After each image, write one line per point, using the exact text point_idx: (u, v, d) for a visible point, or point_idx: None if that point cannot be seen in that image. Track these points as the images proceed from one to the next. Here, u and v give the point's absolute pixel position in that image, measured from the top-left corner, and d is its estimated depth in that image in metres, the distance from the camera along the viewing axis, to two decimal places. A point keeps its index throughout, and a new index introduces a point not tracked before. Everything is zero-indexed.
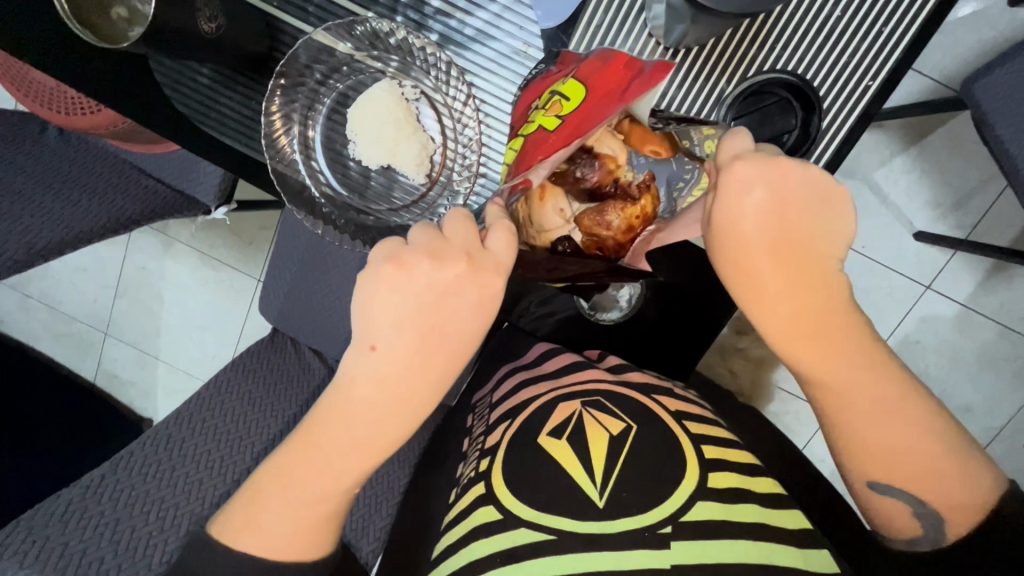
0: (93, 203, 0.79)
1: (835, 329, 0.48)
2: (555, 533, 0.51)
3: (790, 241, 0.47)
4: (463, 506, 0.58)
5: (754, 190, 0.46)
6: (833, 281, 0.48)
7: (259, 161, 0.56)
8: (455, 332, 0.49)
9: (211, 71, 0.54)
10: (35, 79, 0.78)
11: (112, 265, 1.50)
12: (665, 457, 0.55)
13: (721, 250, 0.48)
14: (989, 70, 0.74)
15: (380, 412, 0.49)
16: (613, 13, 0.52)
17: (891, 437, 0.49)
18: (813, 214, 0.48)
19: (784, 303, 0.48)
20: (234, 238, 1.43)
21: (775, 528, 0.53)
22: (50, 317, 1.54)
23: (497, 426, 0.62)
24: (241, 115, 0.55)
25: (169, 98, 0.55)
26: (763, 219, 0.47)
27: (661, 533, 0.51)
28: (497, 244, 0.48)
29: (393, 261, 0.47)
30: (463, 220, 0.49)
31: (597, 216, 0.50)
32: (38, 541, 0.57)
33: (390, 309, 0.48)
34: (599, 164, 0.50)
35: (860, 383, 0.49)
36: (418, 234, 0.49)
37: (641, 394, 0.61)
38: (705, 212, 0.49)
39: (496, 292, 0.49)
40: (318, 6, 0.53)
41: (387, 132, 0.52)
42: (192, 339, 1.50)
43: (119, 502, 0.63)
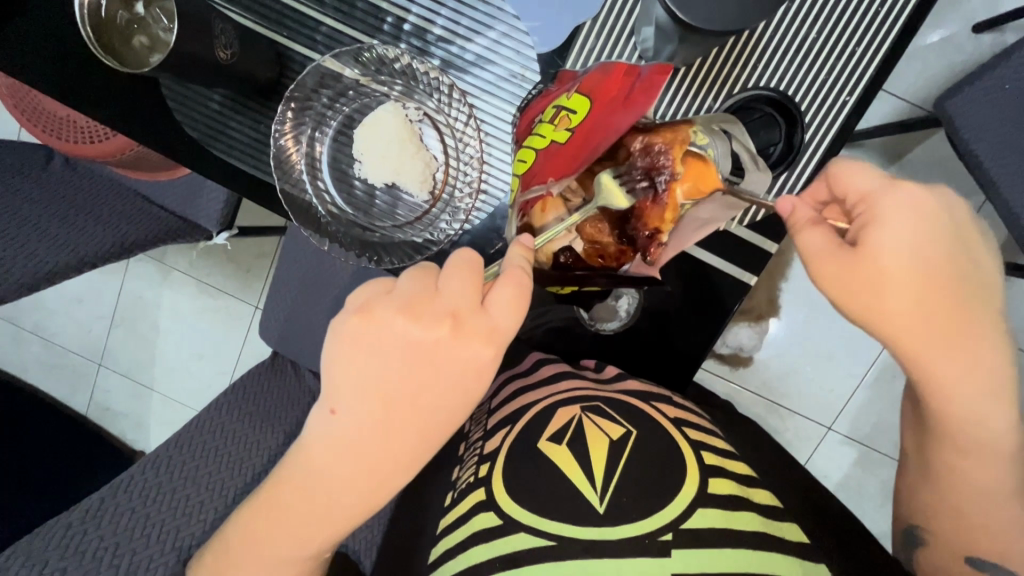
0: (97, 227, 0.81)
1: (969, 363, 0.50)
2: (556, 538, 0.52)
3: (934, 274, 0.48)
4: (463, 512, 0.57)
5: (888, 222, 0.47)
6: (960, 307, 0.49)
7: (266, 182, 0.58)
8: (433, 402, 0.48)
9: (221, 97, 0.57)
10: (46, 110, 0.80)
11: (108, 295, 1.50)
12: (666, 463, 0.56)
13: (863, 285, 0.48)
14: (960, 89, 0.77)
15: (371, 448, 0.49)
16: (604, 38, 0.55)
17: (979, 461, 0.54)
18: (955, 248, 0.49)
19: (925, 336, 0.49)
20: (231, 265, 1.44)
21: (773, 536, 0.54)
22: (45, 348, 1.53)
23: (495, 432, 0.62)
24: (251, 138, 0.57)
25: (181, 124, 0.57)
26: (902, 258, 0.47)
27: (662, 540, 0.51)
28: (498, 304, 0.47)
29: (361, 312, 0.48)
30: (461, 268, 0.49)
31: (616, 228, 0.49)
32: (37, 567, 0.57)
33: (362, 367, 0.48)
34: (668, 193, 0.47)
35: (964, 396, 0.51)
36: (407, 281, 0.49)
37: (642, 401, 0.61)
38: (834, 245, 0.49)
39: (479, 358, 0.48)
40: (325, 35, 0.55)
41: (391, 152, 0.54)
42: (188, 368, 1.50)
43: (120, 525, 0.62)
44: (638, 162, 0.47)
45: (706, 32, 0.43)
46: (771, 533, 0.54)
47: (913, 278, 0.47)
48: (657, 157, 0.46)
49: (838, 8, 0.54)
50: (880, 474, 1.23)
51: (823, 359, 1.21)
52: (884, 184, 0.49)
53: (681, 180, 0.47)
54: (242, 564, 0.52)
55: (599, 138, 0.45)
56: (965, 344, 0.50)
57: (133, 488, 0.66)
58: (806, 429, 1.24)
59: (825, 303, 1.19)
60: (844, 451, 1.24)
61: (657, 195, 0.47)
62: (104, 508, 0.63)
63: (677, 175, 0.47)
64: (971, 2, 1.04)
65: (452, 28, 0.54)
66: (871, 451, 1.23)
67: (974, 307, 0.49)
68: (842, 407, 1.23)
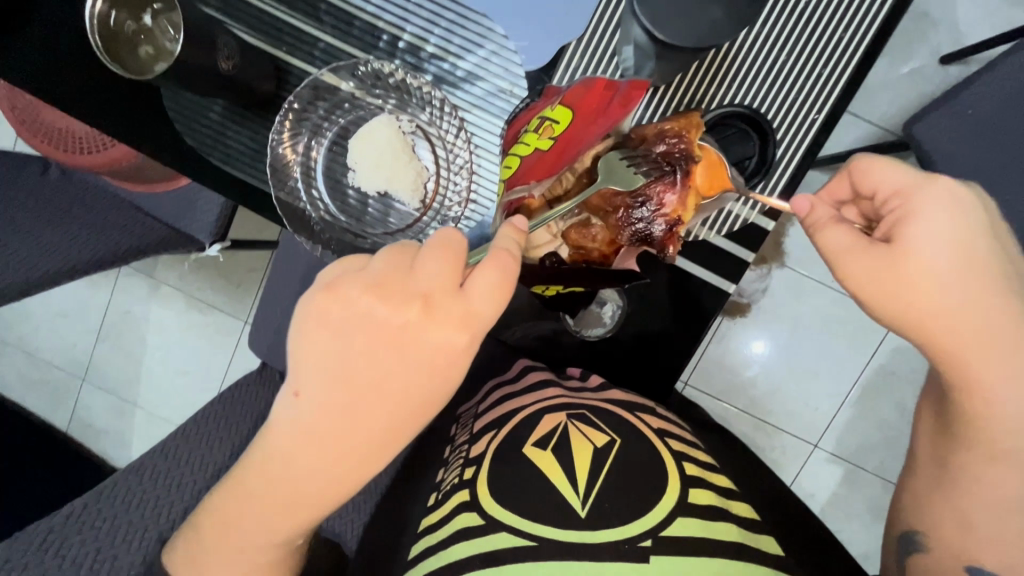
0: (91, 237, 0.82)
1: (998, 360, 0.51)
2: (536, 540, 0.52)
3: (969, 264, 0.49)
4: (445, 513, 0.58)
5: (924, 216, 0.49)
6: (998, 299, 0.50)
7: (261, 189, 0.60)
8: (402, 389, 0.48)
9: (221, 108, 0.59)
10: (44, 120, 0.82)
11: (95, 308, 1.49)
12: (648, 472, 0.57)
13: (892, 273, 0.49)
14: (926, 114, 0.82)
15: (331, 440, 0.47)
16: (589, 57, 0.57)
17: (996, 461, 0.54)
18: (988, 244, 0.50)
19: (959, 326, 0.50)
20: (222, 280, 1.44)
21: (750, 543, 0.55)
22: (29, 363, 1.52)
23: (481, 436, 0.63)
24: (248, 148, 0.59)
25: (181, 134, 0.59)
26: (936, 247, 0.49)
27: (642, 546, 0.52)
28: (475, 288, 0.47)
29: (328, 290, 0.47)
30: (434, 253, 0.47)
31: (632, 216, 0.50)
32: (15, 570, 0.56)
33: (328, 349, 0.47)
34: (688, 176, 0.50)
35: (994, 389, 0.52)
36: (379, 261, 0.48)
37: (628, 411, 0.62)
38: (859, 237, 0.51)
39: (448, 343, 0.47)
40: (323, 51, 0.58)
41: (385, 161, 0.56)
42: (173, 384, 1.48)
43: (102, 531, 0.61)
44: (657, 147, 0.51)
45: (680, 49, 0.46)
46: (750, 542, 0.55)
47: (953, 271, 0.48)
48: (676, 143, 0.51)
49: (805, 34, 0.58)
50: (865, 492, 1.24)
51: (806, 377, 1.24)
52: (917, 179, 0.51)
53: (700, 165, 0.50)
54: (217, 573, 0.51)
55: (580, 147, 0.49)
56: (1003, 337, 0.50)
57: (116, 494, 0.65)
58: (791, 446, 1.26)
59: (807, 321, 1.22)
60: (829, 469, 1.25)
61: (676, 182, 0.50)
62: (87, 512, 0.63)
63: (696, 159, 0.50)
64: (937, 37, 1.11)
65: (444, 46, 0.57)
66: (857, 469, 1.24)
67: (1010, 302, 0.50)
68: (827, 424, 1.24)
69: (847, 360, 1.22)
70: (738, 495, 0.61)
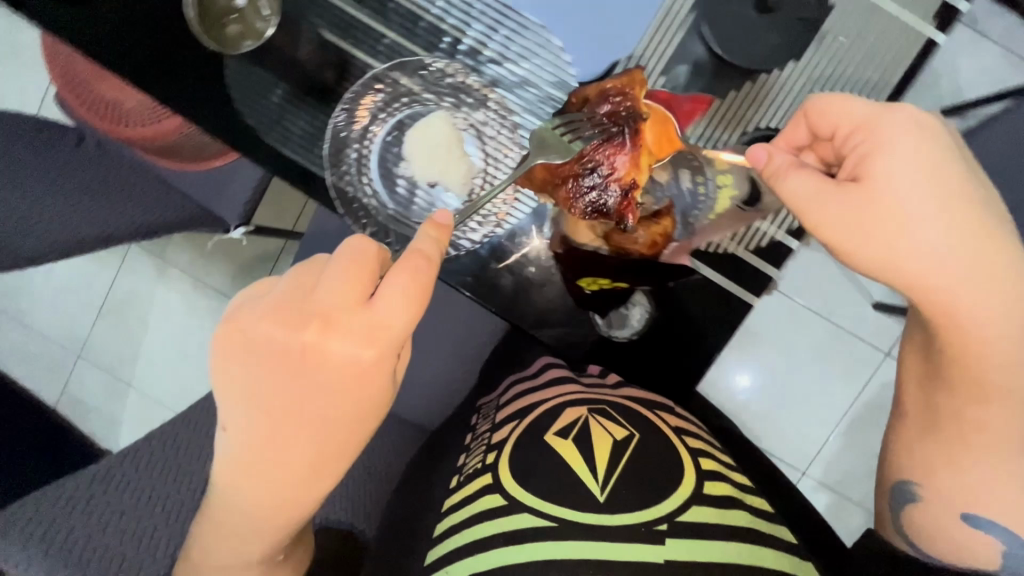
0: (126, 208, 0.83)
1: (982, 286, 0.50)
2: (556, 520, 0.55)
3: (938, 188, 0.49)
4: (468, 495, 0.61)
5: (888, 147, 0.49)
6: (976, 217, 0.49)
7: (313, 171, 0.62)
8: (321, 405, 0.49)
9: (283, 91, 0.61)
10: (97, 91, 0.85)
11: (99, 285, 1.49)
12: (666, 465, 0.60)
13: (865, 209, 0.49)
14: None
15: (269, 458, 0.50)
16: (638, 75, 0.61)
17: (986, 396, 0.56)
18: (954, 163, 0.49)
19: (943, 256, 0.49)
20: (231, 267, 1.45)
21: (762, 532, 0.58)
22: (24, 335, 1.50)
23: (504, 424, 0.67)
24: (305, 131, 0.62)
25: (240, 112, 0.61)
26: (902, 175, 0.49)
27: (657, 529, 0.55)
28: (381, 307, 0.48)
29: (232, 326, 0.49)
30: (330, 276, 0.48)
31: (584, 184, 0.57)
32: (43, 522, 0.52)
33: (242, 379, 0.49)
34: (637, 138, 0.58)
35: (976, 322, 0.52)
36: (281, 286, 0.50)
37: (646, 409, 0.66)
38: (819, 179, 0.51)
39: (359, 357, 0.48)
40: (387, 47, 0.61)
41: (438, 155, 0.60)
42: (172, 366, 1.48)
43: (126, 493, 0.60)
44: (603, 109, 0.58)
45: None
46: (762, 530, 0.58)
47: (928, 198, 0.48)
48: (622, 105, 0.57)
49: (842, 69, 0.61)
50: (850, 522, 1.27)
51: (799, 404, 1.27)
52: (872, 112, 0.51)
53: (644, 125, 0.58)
54: (242, 542, 0.52)
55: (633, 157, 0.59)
56: (988, 257, 0.50)
57: (139, 458, 0.64)
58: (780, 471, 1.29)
59: (803, 350, 1.25)
60: (816, 496, 1.28)
61: (626, 147, 0.58)
62: (114, 471, 0.61)
63: (643, 119, 0.58)
64: (941, 89, 1.18)
65: (502, 51, 0.60)
66: (844, 499, 1.27)
67: (986, 223, 0.50)
68: (815, 452, 1.28)
69: (840, 390, 1.26)
70: (753, 489, 0.65)
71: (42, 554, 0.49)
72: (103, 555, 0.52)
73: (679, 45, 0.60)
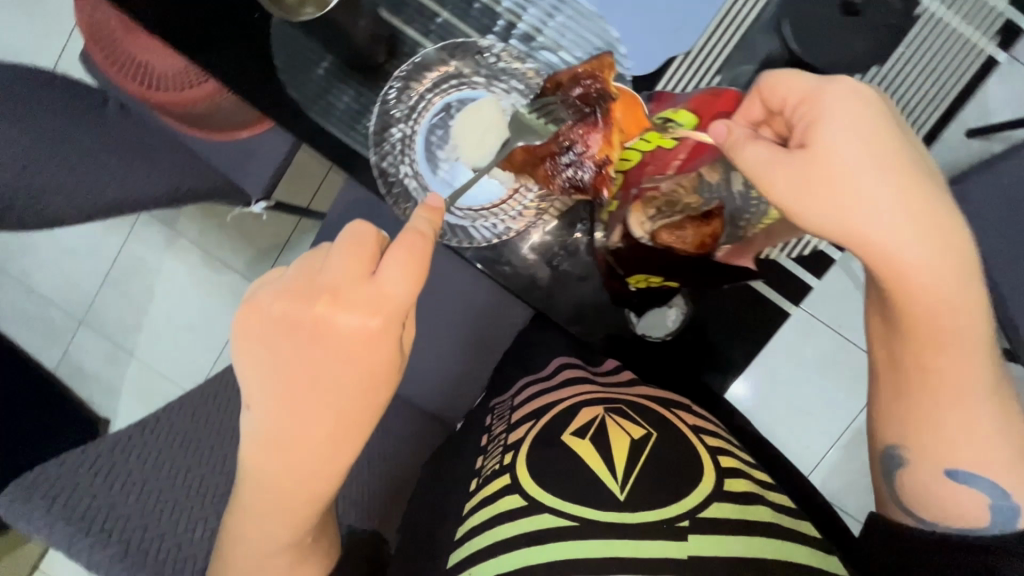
0: (152, 171, 0.80)
1: (937, 262, 0.48)
2: (578, 520, 0.54)
3: (885, 157, 0.47)
4: (488, 496, 0.61)
5: (830, 117, 0.47)
6: (914, 184, 0.47)
7: (355, 149, 0.61)
8: (338, 378, 0.49)
9: (329, 65, 0.60)
10: (127, 52, 0.82)
11: (106, 251, 1.46)
12: (685, 463, 0.60)
13: (821, 179, 0.46)
14: (965, 179, 0.87)
15: (294, 436, 0.49)
16: (692, 70, 0.58)
17: (958, 391, 0.51)
18: (895, 135, 0.48)
19: (896, 229, 0.47)
20: (242, 241, 1.43)
21: (788, 528, 0.57)
22: (25, 296, 1.47)
23: (520, 424, 0.68)
24: (349, 107, 0.60)
25: (284, 83, 0.60)
26: (851, 144, 0.46)
27: (679, 525, 0.54)
28: (387, 278, 0.47)
29: (251, 308, 0.49)
30: (342, 252, 0.48)
31: (561, 163, 0.55)
32: (66, 488, 0.51)
33: (263, 358, 0.49)
34: (609, 116, 0.53)
35: (935, 305, 0.49)
36: (294, 268, 0.50)
37: (662, 407, 0.67)
38: (773, 150, 0.47)
39: (371, 327, 0.48)
40: (439, 27, 0.59)
41: (488, 137, 0.58)
42: (175, 338, 1.46)
43: (147, 463, 0.59)
44: (574, 92, 0.54)
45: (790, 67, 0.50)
46: (786, 525, 0.57)
47: (863, 163, 0.46)
48: (591, 89, 0.53)
49: (902, 82, 0.60)
50: None
51: (804, 415, 1.27)
52: (818, 85, 0.48)
53: (616, 104, 0.53)
54: (269, 524, 0.51)
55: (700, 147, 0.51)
56: (935, 225, 0.47)
57: (159, 430, 0.63)
58: None
59: (813, 361, 1.25)
60: None
61: (596, 125, 0.53)
62: (133, 443, 0.60)
63: (614, 98, 0.54)
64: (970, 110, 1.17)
65: (557, 39, 0.59)
66: (843, 512, 1.27)
67: (933, 197, 0.48)
68: (814, 462, 1.29)
69: (846, 403, 1.26)
70: (772, 485, 0.65)
71: (67, 519, 0.48)
72: (126, 524, 0.51)
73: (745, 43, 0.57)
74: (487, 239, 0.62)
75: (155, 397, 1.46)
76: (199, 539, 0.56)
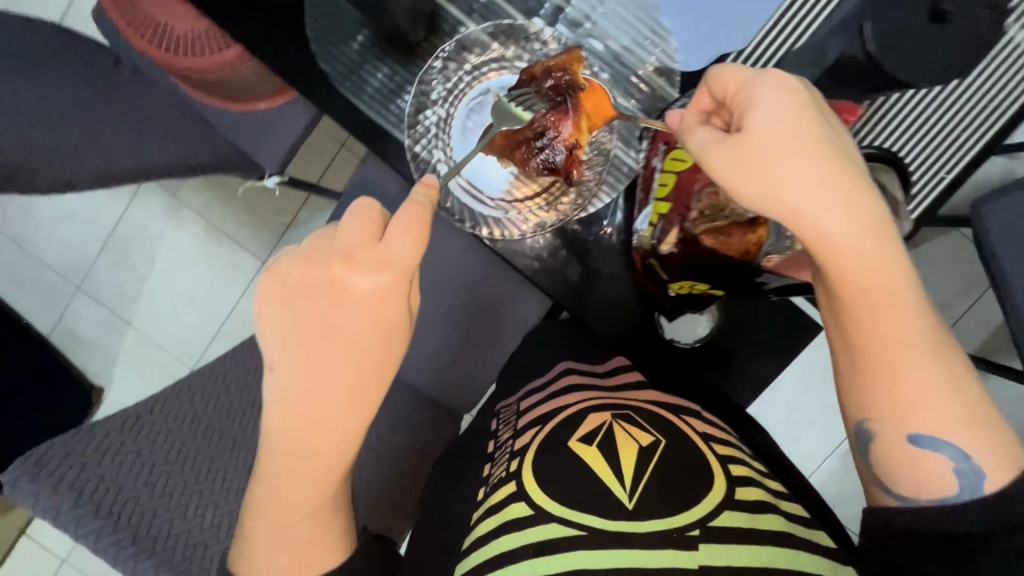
0: (163, 139, 0.77)
1: (875, 255, 0.44)
2: (585, 529, 0.52)
3: (812, 142, 0.44)
4: (495, 503, 0.59)
5: (766, 99, 0.44)
6: (841, 159, 0.44)
7: (387, 129, 0.58)
8: (353, 341, 0.47)
9: (365, 41, 0.57)
10: (145, 13, 0.78)
11: (106, 216, 1.42)
12: (694, 471, 0.57)
13: (752, 161, 0.44)
14: (997, 197, 0.85)
15: (312, 407, 0.47)
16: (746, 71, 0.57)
17: (921, 397, 0.45)
18: (829, 127, 0.45)
19: (828, 214, 0.43)
20: (247, 215, 1.39)
21: (797, 537, 0.55)
22: (20, 259, 1.43)
23: (526, 429, 0.65)
24: (383, 85, 0.58)
25: (316, 57, 0.57)
26: (782, 125, 0.43)
27: (690, 534, 0.52)
28: (394, 240, 0.46)
29: (272, 276, 0.48)
30: (355, 220, 0.48)
31: (535, 149, 0.53)
32: (73, 467, 0.49)
33: (282, 328, 0.47)
34: (580, 106, 0.52)
35: (882, 305, 0.45)
36: (310, 238, 0.49)
37: (671, 414, 0.64)
38: (713, 135, 0.45)
39: (386, 288, 0.47)
40: (483, 7, 0.57)
41: None
42: (174, 310, 1.43)
43: (155, 444, 0.56)
44: (545, 83, 0.52)
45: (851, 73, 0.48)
46: (796, 533, 0.55)
47: (792, 135, 0.44)
48: (561, 78, 0.52)
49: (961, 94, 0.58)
50: None
51: (807, 423, 1.26)
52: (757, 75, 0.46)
53: (586, 95, 0.52)
54: (286, 505, 0.49)
55: None
56: (866, 204, 0.44)
57: (168, 410, 0.61)
58: None
59: (820, 370, 1.24)
60: None
61: (568, 114, 0.52)
62: (141, 422, 0.58)
63: (584, 90, 0.52)
64: None
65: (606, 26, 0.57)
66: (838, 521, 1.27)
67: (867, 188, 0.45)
68: (813, 471, 1.28)
69: None
70: (785, 494, 0.62)
71: (75, 501, 0.46)
72: (135, 507, 0.49)
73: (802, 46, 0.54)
74: (522, 233, 0.61)
75: (149, 369, 1.43)
76: (208, 525, 0.54)
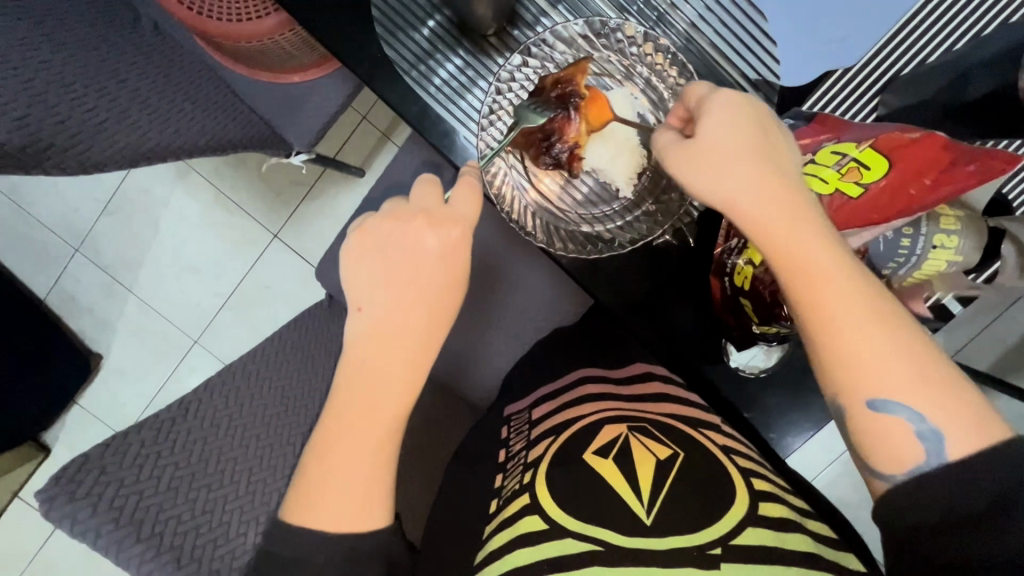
0: (189, 107, 0.70)
1: (819, 239, 0.40)
2: (603, 544, 0.47)
3: (751, 133, 0.42)
4: (508, 515, 0.53)
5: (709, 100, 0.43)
6: (785, 158, 0.42)
7: (455, 124, 0.54)
8: (428, 290, 0.48)
9: (435, 28, 0.53)
10: None
11: (109, 177, 1.35)
12: (715, 485, 0.51)
13: (690, 153, 0.42)
14: None
15: (387, 355, 0.48)
16: (847, 90, 0.53)
17: (891, 381, 0.39)
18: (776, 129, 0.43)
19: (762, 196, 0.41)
20: (261, 185, 1.32)
21: (838, 565, 0.48)
22: (17, 217, 1.36)
23: (538, 442, 0.61)
24: (455, 78, 0.54)
25: (380, 41, 0.52)
26: (717, 115, 0.42)
27: (711, 553, 0.46)
28: (458, 201, 0.49)
29: (361, 229, 0.50)
30: (429, 185, 0.51)
31: (542, 149, 0.52)
32: (111, 485, 0.48)
33: (370, 276, 0.49)
34: (581, 110, 0.51)
35: (839, 288, 0.40)
36: (389, 205, 0.51)
37: (689, 427, 0.59)
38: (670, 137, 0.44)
39: (458, 241, 0.49)
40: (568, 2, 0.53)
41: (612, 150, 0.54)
42: (178, 279, 1.36)
43: (193, 454, 0.54)
44: (552, 91, 0.51)
45: None
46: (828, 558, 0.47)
47: (734, 138, 0.41)
48: (567, 86, 0.50)
49: None
50: None
51: None
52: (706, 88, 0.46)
53: (588, 101, 0.51)
54: (337, 473, 0.46)
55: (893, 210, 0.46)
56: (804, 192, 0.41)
57: (203, 414, 0.58)
58: None
59: None
60: None
61: (571, 116, 0.50)
62: (176, 429, 0.55)
63: (587, 96, 0.51)
64: None
65: (699, 29, 0.53)
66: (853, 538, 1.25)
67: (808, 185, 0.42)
68: None
69: None
70: (808, 512, 0.55)
71: (112, 523, 0.45)
72: (177, 527, 0.48)
73: (914, 72, 0.52)
74: (597, 247, 0.56)
75: (152, 338, 1.37)
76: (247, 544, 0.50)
